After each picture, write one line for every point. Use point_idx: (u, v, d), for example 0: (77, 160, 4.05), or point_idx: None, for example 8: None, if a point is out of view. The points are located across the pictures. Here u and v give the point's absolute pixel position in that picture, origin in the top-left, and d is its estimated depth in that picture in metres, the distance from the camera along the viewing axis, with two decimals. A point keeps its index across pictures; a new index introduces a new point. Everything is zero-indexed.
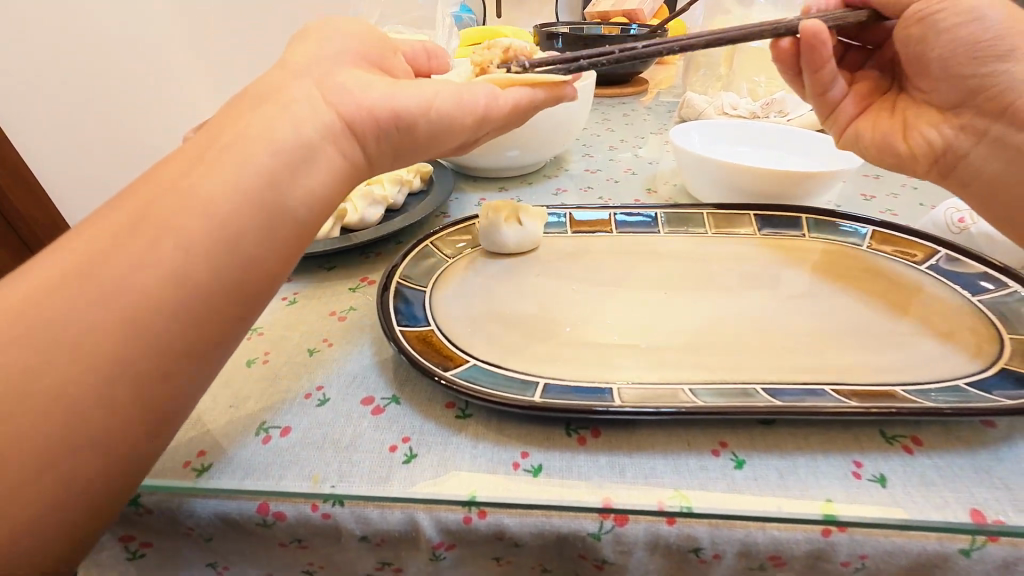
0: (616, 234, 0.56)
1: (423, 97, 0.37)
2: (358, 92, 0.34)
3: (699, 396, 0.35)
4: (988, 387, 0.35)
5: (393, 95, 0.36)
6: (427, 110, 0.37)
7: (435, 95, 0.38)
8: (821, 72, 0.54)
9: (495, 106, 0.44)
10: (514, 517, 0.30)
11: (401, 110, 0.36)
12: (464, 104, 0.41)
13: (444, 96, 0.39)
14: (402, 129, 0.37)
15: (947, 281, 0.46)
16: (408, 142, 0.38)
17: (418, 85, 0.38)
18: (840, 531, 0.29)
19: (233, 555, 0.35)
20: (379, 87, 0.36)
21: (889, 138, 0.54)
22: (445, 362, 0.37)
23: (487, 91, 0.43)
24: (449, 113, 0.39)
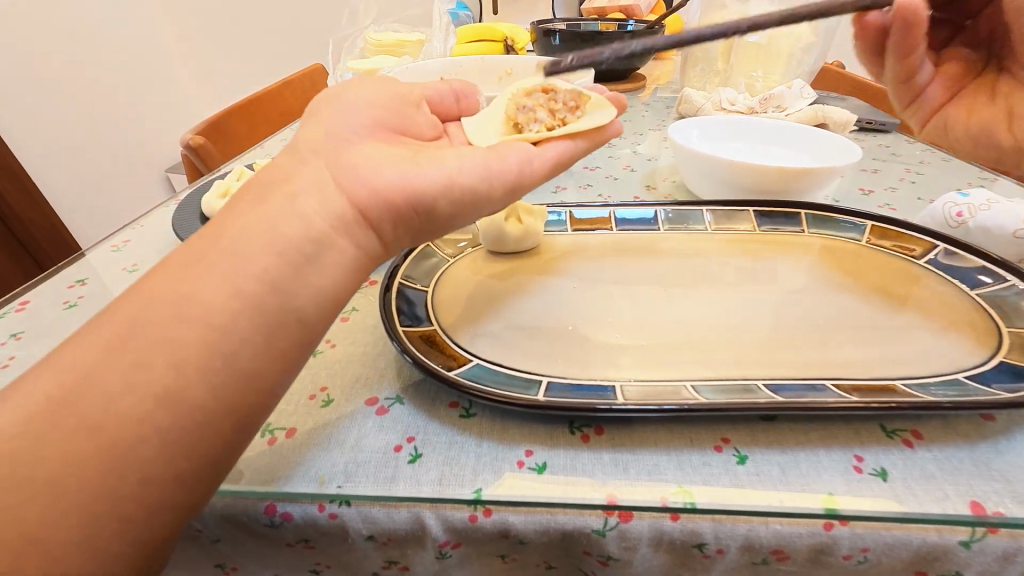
0: (616, 231, 0.56)
1: (445, 175, 0.37)
2: (374, 167, 0.35)
3: (701, 392, 0.35)
4: (986, 380, 0.35)
5: (412, 177, 0.36)
6: (449, 185, 0.37)
7: (459, 169, 0.38)
8: (907, 58, 0.65)
9: (527, 166, 0.43)
10: (519, 515, 0.31)
11: (421, 190, 0.36)
12: (490, 172, 0.40)
13: (468, 170, 0.38)
14: (421, 211, 0.37)
15: (945, 275, 0.46)
16: (432, 219, 0.38)
17: (443, 161, 0.38)
18: (842, 525, 0.30)
19: (241, 556, 0.35)
20: (395, 164, 0.37)
21: (992, 126, 0.68)
22: (448, 361, 0.37)
23: (515, 155, 0.42)
24: (476, 184, 0.39)
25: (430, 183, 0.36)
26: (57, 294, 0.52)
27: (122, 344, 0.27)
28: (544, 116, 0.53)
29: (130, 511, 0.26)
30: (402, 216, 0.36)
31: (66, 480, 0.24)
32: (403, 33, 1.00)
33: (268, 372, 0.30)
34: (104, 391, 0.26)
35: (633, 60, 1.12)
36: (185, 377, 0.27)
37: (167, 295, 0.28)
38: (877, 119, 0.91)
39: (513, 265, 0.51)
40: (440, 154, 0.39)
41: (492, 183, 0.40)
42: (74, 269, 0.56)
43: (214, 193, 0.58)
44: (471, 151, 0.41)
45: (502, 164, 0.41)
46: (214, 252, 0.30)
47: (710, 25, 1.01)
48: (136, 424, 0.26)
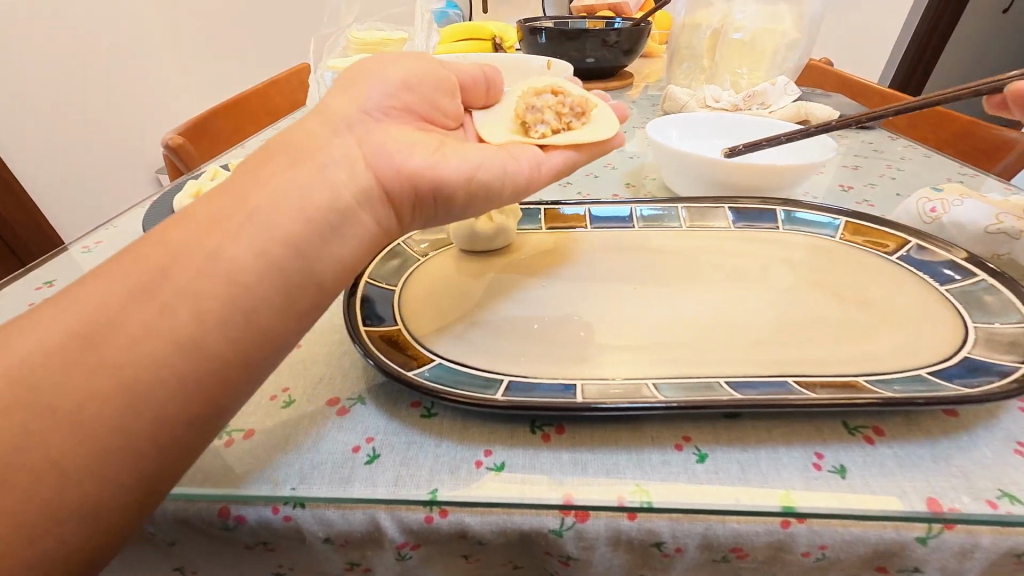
0: (591, 230, 0.56)
1: (466, 168, 0.37)
2: (404, 148, 0.35)
3: (662, 390, 0.35)
4: (949, 376, 0.35)
5: (438, 163, 0.36)
6: (467, 180, 0.37)
7: (478, 164, 0.38)
8: None
9: (536, 170, 0.44)
10: (475, 516, 0.30)
11: (445, 181, 0.36)
12: (508, 171, 0.40)
13: (489, 168, 0.39)
14: (440, 200, 0.37)
15: (914, 270, 0.46)
16: (448, 208, 0.38)
17: (465, 154, 0.38)
18: (800, 523, 0.29)
19: (201, 559, 0.35)
20: (423, 150, 0.36)
21: None
22: (410, 361, 0.37)
23: (526, 156, 0.43)
24: (493, 181, 0.39)
25: (451, 175, 0.36)
26: (23, 295, 0.52)
27: (141, 298, 0.27)
28: (552, 118, 0.50)
29: (125, 481, 0.25)
30: (422, 198, 0.36)
31: (64, 436, 0.24)
32: (385, 33, 0.99)
33: (276, 344, 0.30)
34: (124, 343, 0.26)
35: (621, 57, 1.11)
36: (196, 334, 0.27)
37: (189, 253, 0.28)
38: (861, 116, 0.91)
39: (487, 264, 0.51)
40: (462, 147, 0.40)
41: (506, 181, 0.40)
42: (48, 268, 0.56)
43: (185, 193, 0.58)
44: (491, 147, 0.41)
45: (516, 163, 0.42)
46: (241, 215, 0.29)
47: (695, 21, 1.00)
48: (140, 384, 0.25)
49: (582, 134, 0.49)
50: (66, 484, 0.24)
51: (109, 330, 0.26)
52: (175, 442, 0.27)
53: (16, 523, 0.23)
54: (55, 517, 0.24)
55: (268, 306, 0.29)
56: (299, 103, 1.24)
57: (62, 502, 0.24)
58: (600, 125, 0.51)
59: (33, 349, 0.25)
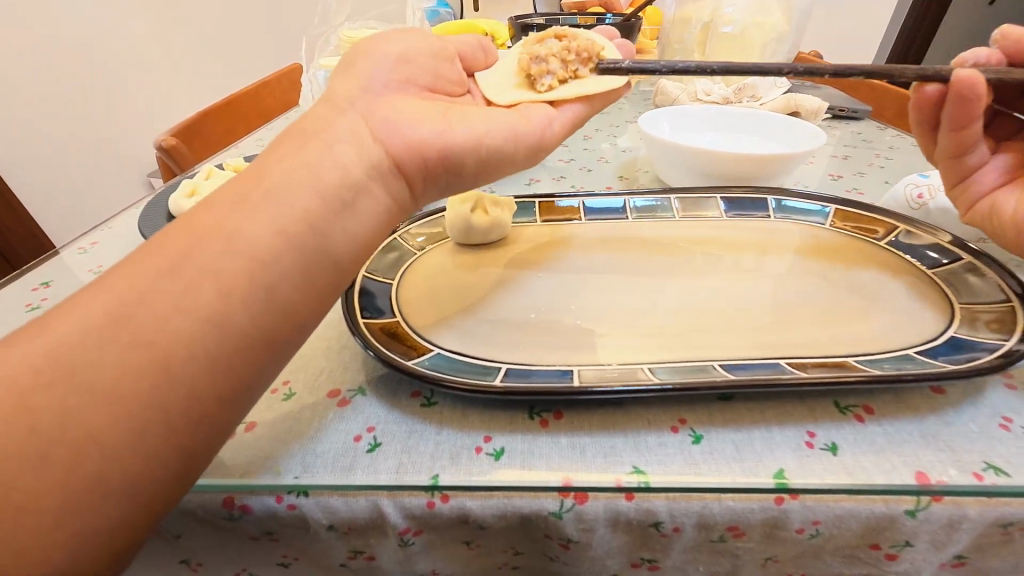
0: (585, 221, 0.57)
1: (473, 132, 0.38)
2: (410, 120, 0.36)
3: (657, 374, 0.36)
4: (935, 354, 0.36)
5: (445, 131, 0.37)
6: (478, 145, 0.38)
7: (487, 128, 0.39)
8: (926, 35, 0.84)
9: (548, 129, 0.44)
10: (476, 500, 0.31)
11: (453, 146, 0.37)
12: (515, 135, 0.41)
13: (496, 131, 0.39)
14: (451, 167, 0.38)
15: (902, 254, 0.47)
16: (459, 175, 0.39)
17: (472, 119, 0.39)
18: (792, 498, 0.30)
19: (206, 551, 0.36)
20: (427, 119, 0.37)
21: None
22: (409, 351, 0.38)
23: (537, 118, 0.44)
24: (502, 144, 0.40)
25: (462, 141, 0.37)
26: (20, 296, 0.52)
27: (167, 277, 0.27)
28: (557, 67, 0.50)
29: (161, 464, 0.26)
30: (433, 169, 0.37)
31: (104, 408, 0.24)
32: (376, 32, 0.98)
33: (295, 324, 0.30)
34: (152, 320, 0.26)
35: None
36: (222, 312, 0.27)
37: (215, 233, 0.29)
38: (849, 107, 0.92)
39: (481, 256, 0.52)
40: (469, 111, 0.40)
41: (517, 144, 0.41)
42: (46, 270, 0.56)
43: (181, 193, 0.58)
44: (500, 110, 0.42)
45: (527, 125, 0.42)
46: (269, 198, 0.30)
47: (685, 15, 1.02)
48: (173, 359, 0.26)
49: (590, 83, 0.50)
50: (106, 462, 0.24)
51: (141, 308, 0.26)
52: (203, 417, 0.27)
53: (61, 497, 0.24)
54: (97, 493, 0.24)
55: (290, 281, 0.29)
56: (292, 104, 1.24)
57: (104, 480, 0.24)
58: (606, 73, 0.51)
59: (63, 330, 0.26)
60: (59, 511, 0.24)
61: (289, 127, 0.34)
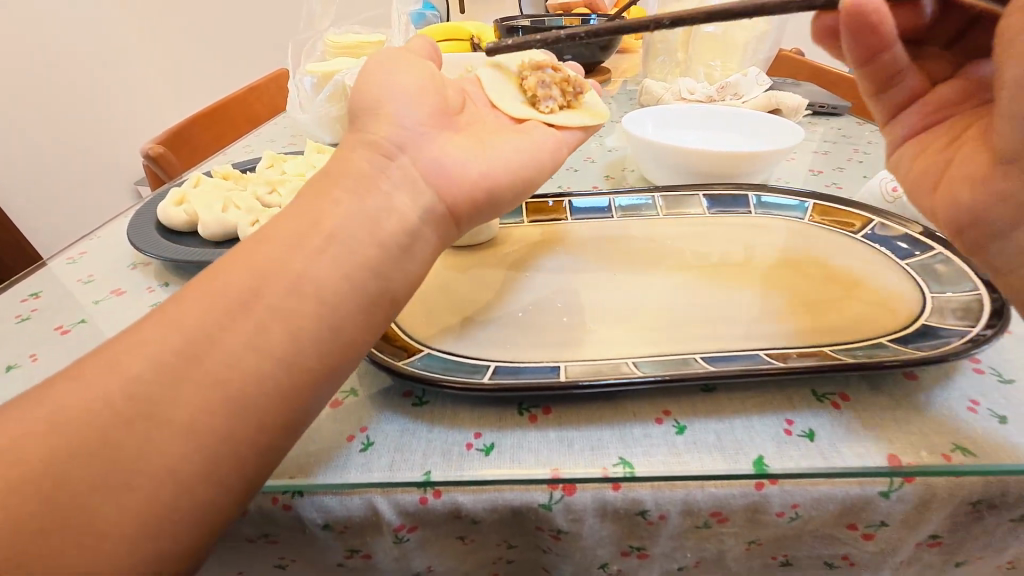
0: (572, 221, 0.58)
1: (511, 170, 0.40)
2: (449, 160, 0.37)
3: (641, 367, 0.37)
4: (906, 341, 0.37)
5: (487, 170, 0.39)
6: (516, 178, 0.41)
7: (518, 162, 0.42)
8: None
9: (560, 148, 0.48)
10: (467, 495, 0.32)
11: (496, 184, 0.39)
12: (540, 165, 0.44)
13: (528, 167, 0.42)
14: (494, 205, 0.40)
15: (878, 247, 0.48)
16: (497, 207, 0.41)
17: (501, 150, 0.41)
18: (772, 484, 0.31)
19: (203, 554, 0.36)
20: (456, 153, 0.38)
21: None
22: (400, 352, 0.38)
23: (547, 141, 0.46)
24: (532, 175, 0.43)
25: (502, 178, 0.40)
26: (9, 308, 0.52)
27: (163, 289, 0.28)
28: (557, 94, 0.52)
29: (215, 490, 0.26)
30: (481, 206, 0.39)
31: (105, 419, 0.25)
32: (362, 37, 0.99)
33: (334, 345, 0.29)
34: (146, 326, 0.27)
35: (597, 53, 1.13)
36: (221, 320, 0.28)
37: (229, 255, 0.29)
38: (829, 103, 0.94)
39: (470, 258, 0.52)
40: (496, 143, 0.42)
41: (539, 171, 0.44)
42: (34, 280, 0.56)
43: (169, 202, 0.58)
44: (514, 136, 0.45)
45: (542, 145, 0.45)
46: None
47: (668, 15, 1.04)
48: (202, 377, 0.26)
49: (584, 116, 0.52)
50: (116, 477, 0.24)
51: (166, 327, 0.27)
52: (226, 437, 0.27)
53: (126, 520, 0.24)
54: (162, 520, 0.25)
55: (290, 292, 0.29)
56: (279, 109, 1.24)
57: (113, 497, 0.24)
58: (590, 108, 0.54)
59: None
60: (127, 538, 0.24)
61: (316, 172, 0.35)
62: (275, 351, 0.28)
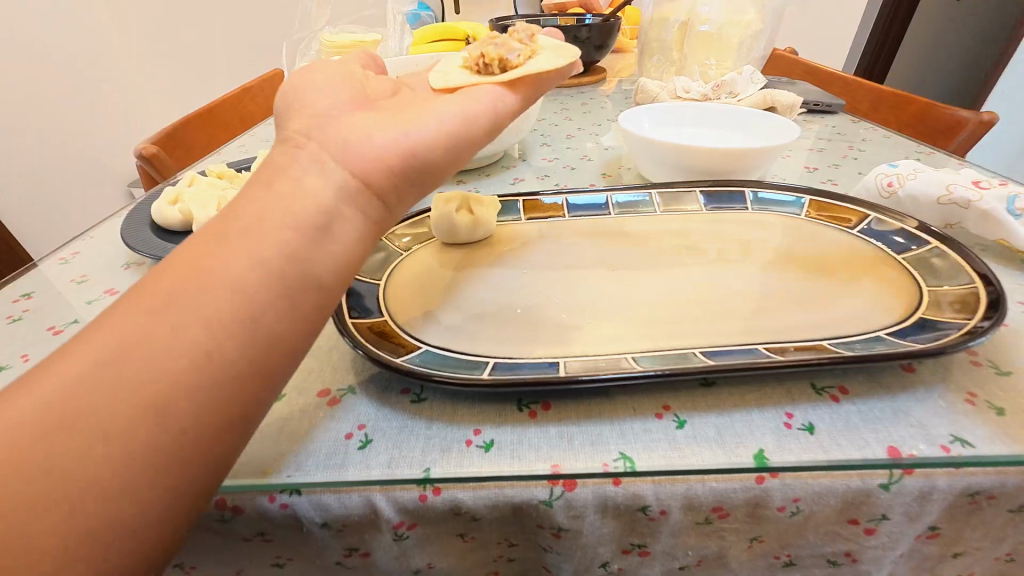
0: (570, 218, 0.58)
1: (431, 128, 0.37)
2: (360, 130, 0.34)
3: (641, 362, 0.37)
4: (904, 334, 0.37)
5: (401, 131, 0.35)
6: (439, 139, 0.37)
7: (440, 121, 0.38)
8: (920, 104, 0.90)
9: (503, 108, 0.45)
10: (468, 492, 0.32)
11: (415, 144, 0.35)
12: (472, 125, 0.40)
13: (453, 124, 0.38)
14: (423, 170, 0.37)
15: (874, 242, 0.49)
16: (433, 176, 0.38)
17: (422, 115, 0.38)
18: (773, 477, 0.31)
19: (199, 554, 0.36)
20: (376, 125, 0.36)
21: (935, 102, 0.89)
22: (399, 349, 0.38)
23: (484, 101, 0.43)
24: (462, 134, 0.39)
25: (422, 134, 0.36)
26: (1, 308, 0.51)
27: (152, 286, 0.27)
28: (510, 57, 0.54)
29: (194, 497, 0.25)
30: (403, 173, 0.35)
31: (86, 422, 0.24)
32: (358, 36, 0.98)
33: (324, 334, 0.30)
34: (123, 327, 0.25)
35: (592, 52, 1.13)
36: None
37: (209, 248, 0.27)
38: (823, 101, 0.95)
39: (467, 256, 0.52)
40: (419, 111, 0.39)
41: (473, 126, 0.40)
42: (28, 280, 0.55)
43: (163, 201, 0.58)
44: (448, 102, 0.42)
45: (480, 106, 0.42)
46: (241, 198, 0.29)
47: (663, 15, 1.04)
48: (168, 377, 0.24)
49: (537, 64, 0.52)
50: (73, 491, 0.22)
51: None
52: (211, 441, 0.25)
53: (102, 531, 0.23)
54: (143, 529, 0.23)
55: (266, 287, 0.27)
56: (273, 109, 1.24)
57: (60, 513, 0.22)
58: (556, 54, 0.55)
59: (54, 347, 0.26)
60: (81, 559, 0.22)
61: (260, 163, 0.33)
62: (269, 350, 0.27)
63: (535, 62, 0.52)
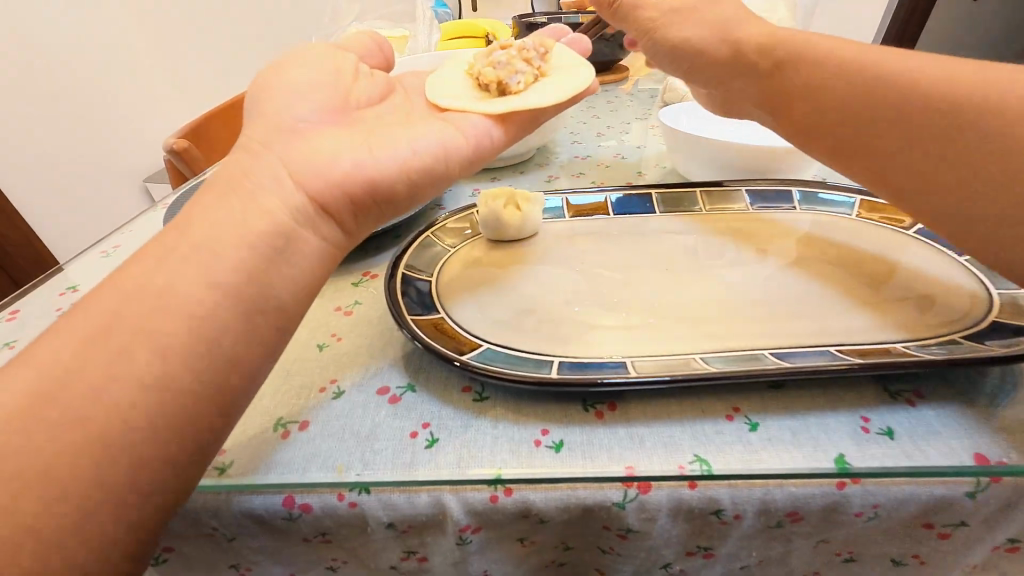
0: (614, 216, 0.57)
1: (399, 158, 0.38)
2: (327, 158, 0.36)
3: (711, 362, 0.36)
4: (980, 337, 0.37)
5: (369, 161, 0.37)
6: (406, 170, 0.38)
7: (413, 152, 0.39)
8: None
9: (484, 139, 0.45)
10: (539, 493, 0.31)
11: (379, 176, 0.37)
12: (447, 153, 0.41)
13: (424, 153, 0.39)
14: (382, 200, 0.38)
15: (934, 243, 0.47)
16: (392, 205, 0.39)
17: (395, 141, 0.39)
18: (854, 483, 0.30)
19: (257, 554, 0.35)
20: (351, 149, 0.37)
21: None
22: (459, 346, 0.38)
23: (466, 130, 0.44)
24: (433, 164, 0.40)
25: (388, 166, 0.37)
26: (47, 302, 0.51)
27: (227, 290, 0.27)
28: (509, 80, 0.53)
29: None
30: (363, 203, 0.37)
31: None
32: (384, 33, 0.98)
33: None
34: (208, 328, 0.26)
35: (617, 51, 1.12)
36: None
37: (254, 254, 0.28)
38: None
39: (513, 253, 0.51)
40: (393, 135, 0.40)
41: (450, 156, 0.41)
42: (71, 275, 0.56)
43: None
44: (428, 128, 0.42)
45: (460, 137, 0.43)
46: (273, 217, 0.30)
47: None
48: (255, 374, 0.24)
49: (534, 96, 0.51)
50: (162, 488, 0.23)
51: None
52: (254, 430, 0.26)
53: None
54: None
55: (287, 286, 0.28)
56: None
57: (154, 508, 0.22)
58: (554, 83, 0.54)
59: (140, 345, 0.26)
60: None
61: (261, 161, 0.36)
62: None
63: (528, 95, 0.51)
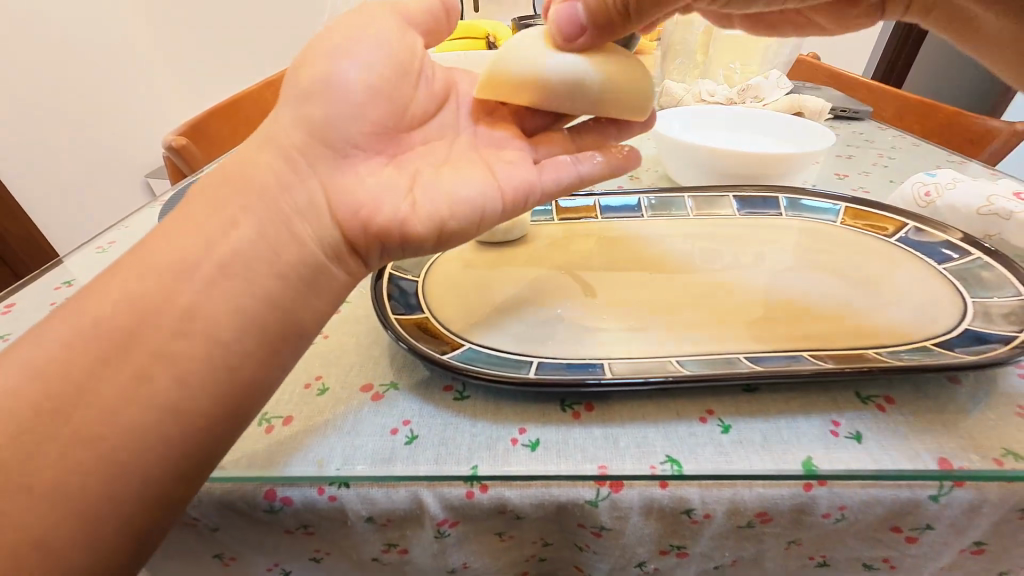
0: (602, 220, 0.58)
1: (433, 218, 0.38)
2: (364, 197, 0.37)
3: (685, 365, 0.37)
4: (951, 345, 0.38)
5: (404, 217, 0.37)
6: (435, 228, 0.38)
7: (449, 211, 0.38)
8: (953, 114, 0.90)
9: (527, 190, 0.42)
10: (514, 490, 0.32)
11: (408, 233, 0.37)
12: (485, 209, 0.40)
13: (460, 213, 0.39)
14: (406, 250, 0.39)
15: (915, 252, 0.48)
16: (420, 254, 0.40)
17: (437, 191, 0.39)
18: (821, 484, 0.31)
19: (240, 544, 0.36)
20: (392, 194, 0.38)
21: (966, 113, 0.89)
22: (443, 346, 0.39)
23: (511, 176, 0.42)
24: (466, 224, 0.39)
25: (420, 225, 0.37)
26: (44, 294, 0.52)
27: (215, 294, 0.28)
28: None
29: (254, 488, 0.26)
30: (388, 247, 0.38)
31: None
32: None
33: None
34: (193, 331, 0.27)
35: None
36: None
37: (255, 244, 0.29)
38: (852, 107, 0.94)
39: (502, 255, 0.52)
40: (439, 179, 0.40)
41: (488, 212, 0.40)
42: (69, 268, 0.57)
43: None
44: (472, 172, 0.41)
45: (504, 189, 0.41)
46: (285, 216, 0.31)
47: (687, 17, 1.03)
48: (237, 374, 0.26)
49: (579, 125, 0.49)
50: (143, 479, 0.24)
51: None
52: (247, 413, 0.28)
53: None
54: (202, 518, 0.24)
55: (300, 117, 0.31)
56: None
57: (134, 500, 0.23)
58: None
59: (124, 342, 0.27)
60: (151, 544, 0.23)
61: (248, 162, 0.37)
62: None
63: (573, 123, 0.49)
